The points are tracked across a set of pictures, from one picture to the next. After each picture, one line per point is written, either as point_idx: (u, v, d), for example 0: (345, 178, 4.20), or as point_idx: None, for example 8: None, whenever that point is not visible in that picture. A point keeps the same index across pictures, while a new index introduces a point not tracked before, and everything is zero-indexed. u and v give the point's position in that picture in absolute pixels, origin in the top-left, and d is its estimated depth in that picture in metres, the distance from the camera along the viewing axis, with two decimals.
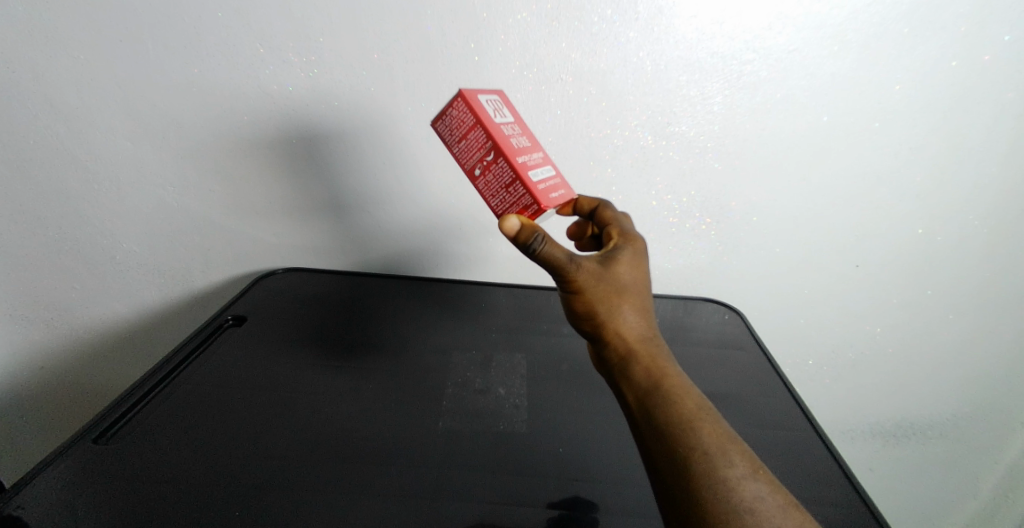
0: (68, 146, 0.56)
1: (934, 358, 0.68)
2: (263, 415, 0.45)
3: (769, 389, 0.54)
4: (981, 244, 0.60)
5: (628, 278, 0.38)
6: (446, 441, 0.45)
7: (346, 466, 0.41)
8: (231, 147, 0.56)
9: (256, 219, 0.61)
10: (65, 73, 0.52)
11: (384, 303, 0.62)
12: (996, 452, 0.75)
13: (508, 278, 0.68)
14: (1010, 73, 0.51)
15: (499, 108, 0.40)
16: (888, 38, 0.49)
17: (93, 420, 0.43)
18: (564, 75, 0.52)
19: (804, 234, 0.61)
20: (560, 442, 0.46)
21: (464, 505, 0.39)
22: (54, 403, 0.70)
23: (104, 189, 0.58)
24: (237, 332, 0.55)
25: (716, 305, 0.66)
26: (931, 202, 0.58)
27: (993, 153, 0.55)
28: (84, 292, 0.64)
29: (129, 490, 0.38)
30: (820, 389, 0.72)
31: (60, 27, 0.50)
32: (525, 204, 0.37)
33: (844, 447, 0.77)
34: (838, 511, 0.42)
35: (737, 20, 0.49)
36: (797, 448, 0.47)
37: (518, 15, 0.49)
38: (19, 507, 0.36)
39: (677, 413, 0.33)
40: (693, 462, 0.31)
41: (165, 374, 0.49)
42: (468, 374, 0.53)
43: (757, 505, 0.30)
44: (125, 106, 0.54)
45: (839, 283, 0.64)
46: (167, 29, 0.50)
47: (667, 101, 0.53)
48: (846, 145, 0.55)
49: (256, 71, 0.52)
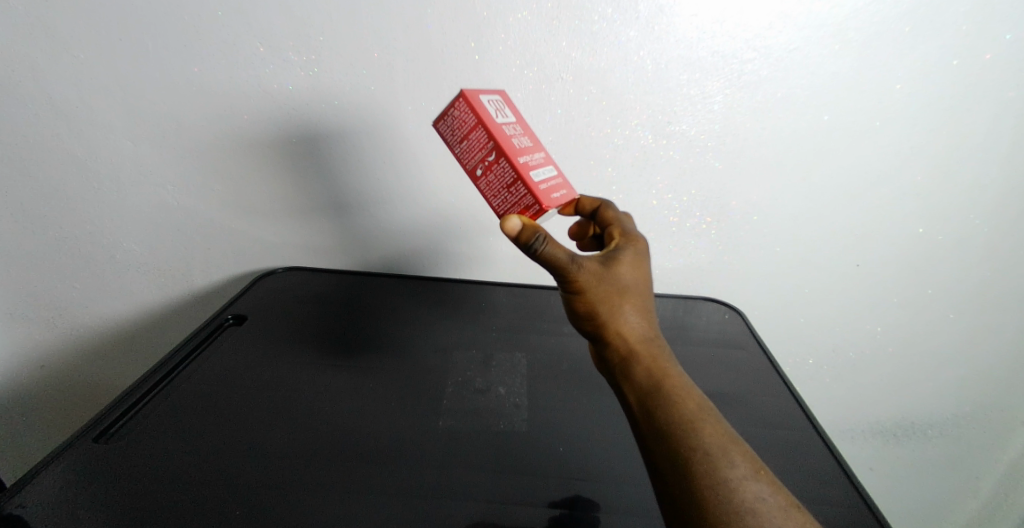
0: (69, 145, 0.56)
1: (935, 357, 0.68)
2: (263, 415, 0.45)
3: (770, 389, 0.54)
4: (982, 244, 0.60)
5: (629, 279, 0.38)
6: (447, 441, 0.45)
7: (347, 466, 0.41)
8: (230, 147, 0.56)
9: (256, 219, 0.61)
10: (65, 73, 0.52)
11: (384, 303, 0.62)
12: (996, 451, 0.75)
13: (508, 277, 0.68)
14: (1012, 71, 0.50)
15: (500, 108, 0.40)
16: (889, 36, 0.49)
17: (93, 420, 0.43)
18: (564, 74, 0.52)
19: (804, 234, 0.61)
20: (561, 441, 0.46)
21: (465, 504, 0.39)
22: (55, 402, 0.70)
23: (104, 188, 0.58)
24: (237, 331, 0.55)
25: (716, 305, 0.66)
26: (931, 202, 0.58)
27: (994, 152, 0.55)
28: (85, 292, 0.64)
29: (130, 489, 0.38)
30: (820, 389, 0.72)
31: (60, 27, 0.50)
32: (526, 204, 0.37)
33: (845, 447, 0.77)
34: (838, 510, 0.42)
35: (739, 18, 0.49)
36: (797, 448, 0.47)
37: (518, 14, 0.49)
38: (19, 506, 0.36)
39: (678, 413, 0.33)
40: (694, 463, 0.31)
41: (165, 374, 0.49)
42: (468, 373, 0.53)
43: (758, 506, 0.30)
44: (125, 106, 0.54)
45: (839, 282, 0.64)
46: (166, 29, 0.50)
47: (667, 100, 0.53)
48: (846, 145, 0.55)
49: (255, 69, 0.52)
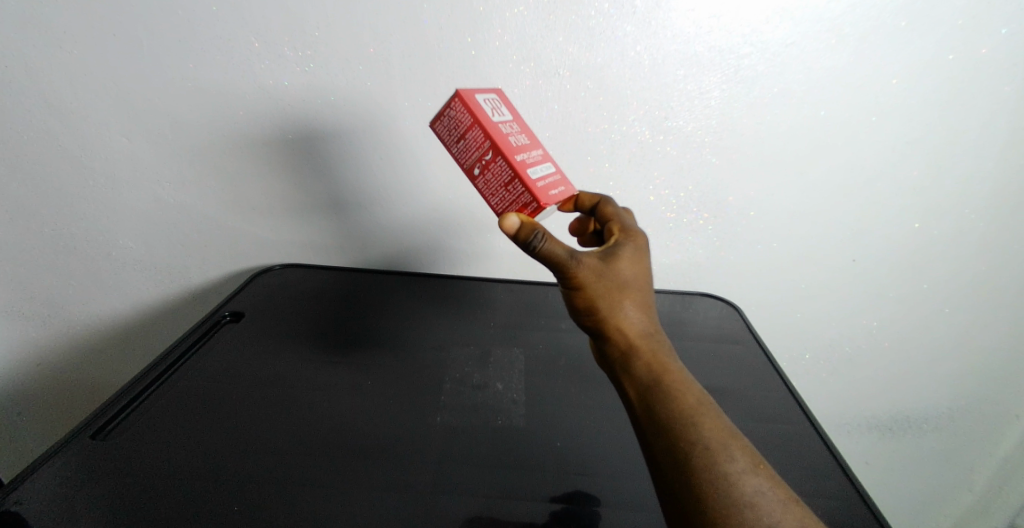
0: (63, 141, 0.55)
1: (930, 352, 0.69)
2: (262, 411, 0.45)
3: (767, 383, 0.54)
4: (978, 238, 0.60)
5: (628, 274, 0.38)
6: (447, 437, 0.45)
7: (346, 463, 0.41)
8: (226, 144, 0.56)
9: (253, 216, 0.61)
10: (59, 68, 0.51)
11: (383, 300, 0.61)
12: (991, 444, 0.76)
13: (506, 274, 0.68)
14: (1008, 65, 0.51)
15: (496, 106, 0.40)
16: (887, 31, 0.49)
17: (92, 416, 0.43)
18: (562, 70, 0.52)
19: (801, 229, 0.61)
20: (560, 436, 0.46)
21: (465, 500, 0.40)
22: (51, 400, 0.70)
23: (100, 184, 0.58)
24: (235, 328, 0.55)
25: (714, 301, 0.66)
26: (928, 196, 0.58)
27: (990, 147, 0.55)
28: (81, 289, 0.64)
29: (129, 486, 0.38)
30: (817, 383, 0.73)
31: (53, 23, 0.49)
32: (525, 202, 0.37)
33: (841, 440, 0.78)
34: (835, 503, 0.42)
35: (736, 14, 0.49)
36: (795, 442, 0.48)
37: (516, 10, 0.49)
38: (18, 502, 0.36)
39: (678, 408, 0.33)
40: (693, 456, 0.31)
41: (164, 369, 0.49)
42: (467, 369, 0.53)
43: (757, 500, 0.30)
44: (119, 102, 0.53)
45: (837, 277, 0.64)
46: (160, 24, 0.50)
47: (665, 95, 0.53)
48: (843, 140, 0.55)
49: (251, 65, 0.52)
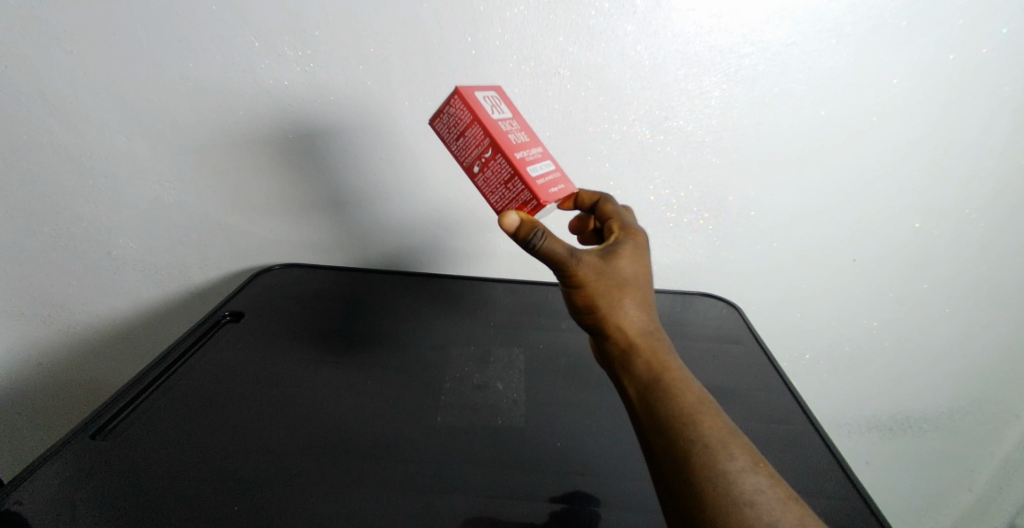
0: (63, 141, 0.55)
1: (931, 352, 0.69)
2: (263, 410, 0.45)
3: (768, 383, 0.54)
4: (979, 237, 0.60)
5: (628, 272, 0.38)
6: (447, 436, 0.45)
7: (345, 462, 0.41)
8: (226, 143, 0.56)
9: (253, 215, 0.61)
10: (59, 68, 0.51)
11: (383, 299, 0.61)
12: (992, 444, 0.75)
13: (505, 274, 0.68)
14: (1008, 66, 0.51)
15: (496, 104, 0.40)
16: (887, 30, 0.49)
17: (93, 415, 0.43)
18: (562, 69, 0.52)
19: (801, 229, 0.61)
20: (560, 435, 0.46)
21: (466, 499, 0.40)
22: (51, 400, 0.70)
23: (100, 184, 0.58)
24: (235, 328, 0.55)
25: (714, 301, 0.66)
26: (929, 196, 0.58)
27: (991, 146, 0.55)
28: (81, 288, 0.64)
29: (129, 485, 0.38)
30: (817, 383, 0.73)
31: (53, 21, 0.49)
32: (525, 200, 0.37)
33: (841, 440, 0.78)
34: (836, 503, 0.42)
35: (736, 14, 0.49)
36: (796, 442, 0.47)
37: (515, 9, 0.49)
38: (18, 502, 0.36)
39: (678, 406, 0.33)
40: (693, 455, 0.31)
41: (164, 369, 0.49)
42: (467, 369, 0.53)
43: (757, 498, 0.30)
44: (119, 102, 0.53)
45: (838, 277, 0.64)
46: (160, 24, 0.50)
47: (665, 95, 0.53)
48: (843, 139, 0.55)
49: (251, 65, 0.52)
